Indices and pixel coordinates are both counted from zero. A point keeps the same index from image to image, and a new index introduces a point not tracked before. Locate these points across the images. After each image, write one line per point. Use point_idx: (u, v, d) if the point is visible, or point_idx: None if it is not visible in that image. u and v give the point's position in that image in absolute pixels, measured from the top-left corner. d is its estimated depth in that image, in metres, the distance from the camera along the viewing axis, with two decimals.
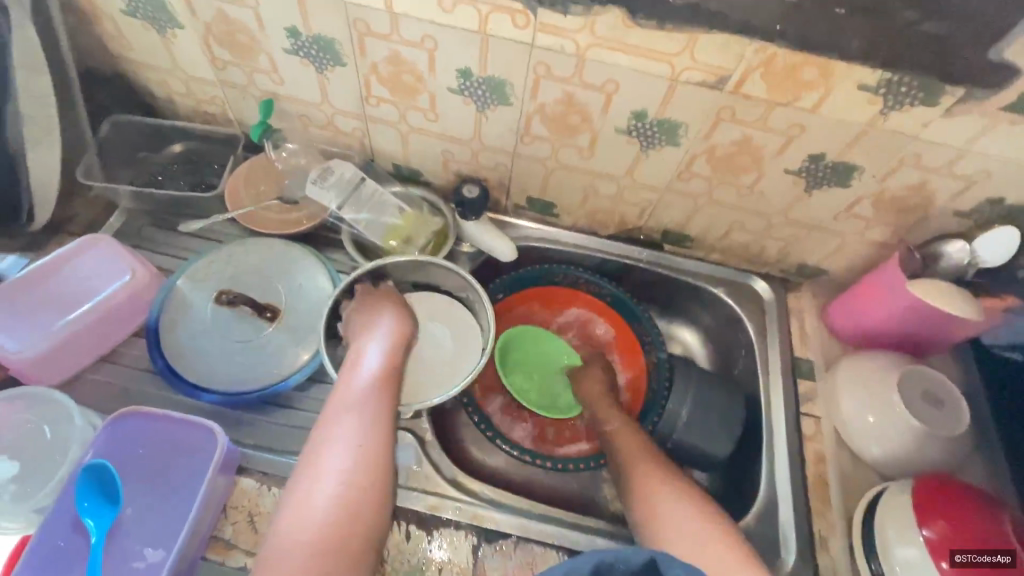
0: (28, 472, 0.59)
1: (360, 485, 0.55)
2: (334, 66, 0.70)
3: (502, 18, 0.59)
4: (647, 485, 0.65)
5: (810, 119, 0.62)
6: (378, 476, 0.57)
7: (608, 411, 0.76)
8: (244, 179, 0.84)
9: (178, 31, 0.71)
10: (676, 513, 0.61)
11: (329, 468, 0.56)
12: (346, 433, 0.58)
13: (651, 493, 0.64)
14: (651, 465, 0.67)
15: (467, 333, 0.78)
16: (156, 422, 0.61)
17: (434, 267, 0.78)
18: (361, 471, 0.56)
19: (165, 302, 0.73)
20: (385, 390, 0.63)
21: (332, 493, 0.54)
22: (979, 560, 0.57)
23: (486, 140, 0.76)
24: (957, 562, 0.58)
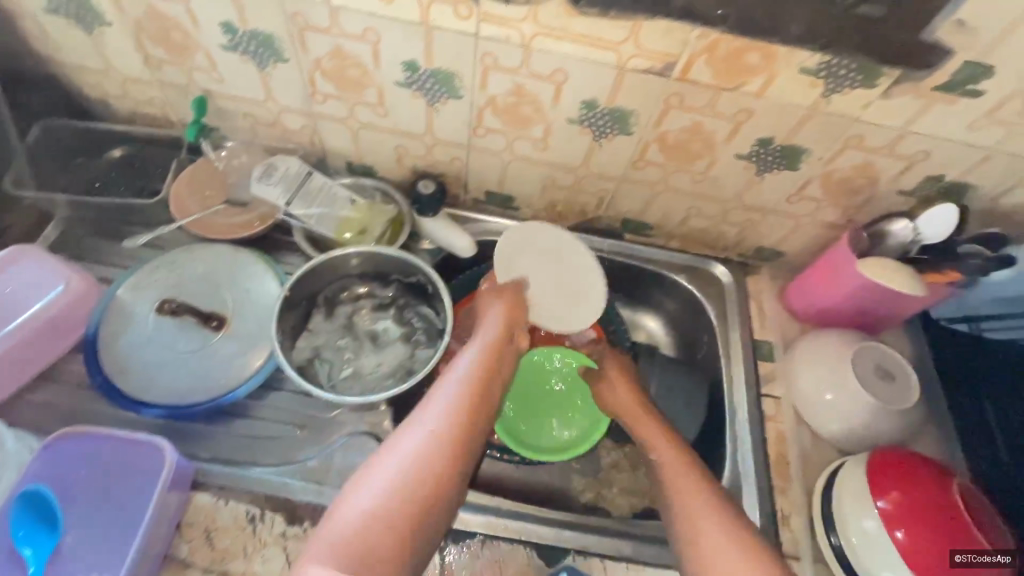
0: None
1: (429, 479, 0.54)
2: (276, 62, 0.68)
3: (444, 8, 0.58)
4: (691, 513, 0.58)
5: (756, 104, 0.62)
6: (450, 476, 0.55)
7: (659, 440, 0.66)
8: (188, 182, 0.80)
9: (106, 29, 0.67)
10: (712, 535, 0.56)
11: (395, 460, 0.54)
12: (423, 429, 0.57)
13: (695, 515, 0.58)
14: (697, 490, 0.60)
15: (555, 238, 0.75)
16: (96, 441, 0.58)
17: (381, 257, 0.76)
18: (438, 464, 0.55)
19: (104, 314, 0.70)
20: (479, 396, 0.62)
21: (392, 479, 0.53)
22: (980, 560, 0.58)
23: (439, 134, 0.74)
24: (956, 562, 0.58)
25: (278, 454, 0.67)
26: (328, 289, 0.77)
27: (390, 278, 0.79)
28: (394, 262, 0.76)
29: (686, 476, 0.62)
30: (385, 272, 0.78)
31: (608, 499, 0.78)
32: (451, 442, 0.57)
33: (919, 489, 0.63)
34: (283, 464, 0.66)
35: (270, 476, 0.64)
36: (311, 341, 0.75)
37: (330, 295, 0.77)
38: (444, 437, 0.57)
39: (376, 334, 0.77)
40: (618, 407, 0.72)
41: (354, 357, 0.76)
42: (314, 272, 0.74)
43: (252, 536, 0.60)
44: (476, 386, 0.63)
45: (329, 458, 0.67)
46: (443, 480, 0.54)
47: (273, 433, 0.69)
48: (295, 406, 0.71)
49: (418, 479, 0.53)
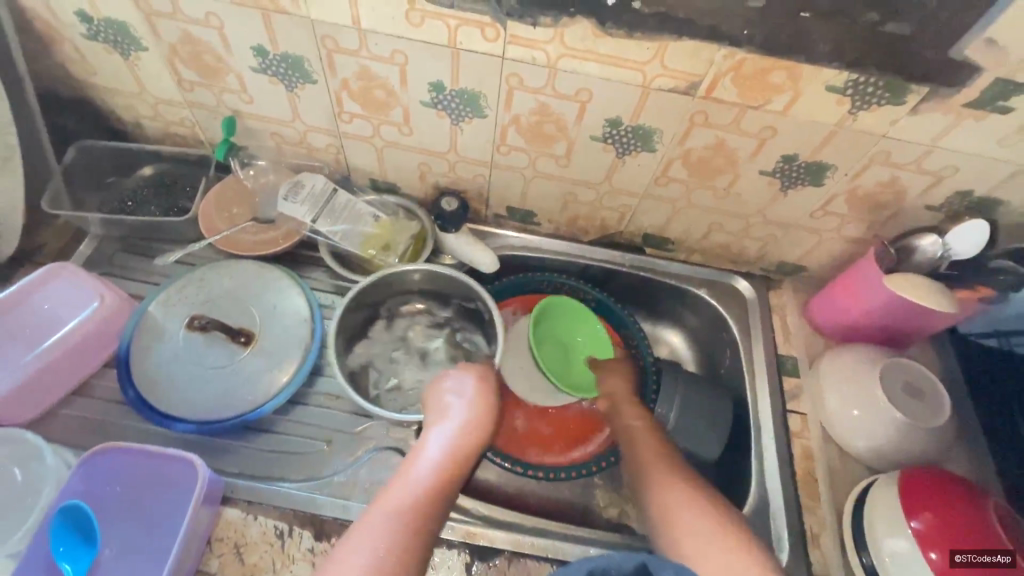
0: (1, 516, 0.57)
1: (410, 540, 0.54)
2: (304, 83, 0.70)
3: (471, 31, 0.59)
4: (664, 493, 0.64)
5: (781, 121, 0.62)
6: (429, 531, 0.56)
7: (629, 409, 0.76)
8: (216, 202, 0.82)
9: (142, 53, 0.70)
10: (678, 509, 0.61)
11: (383, 516, 0.55)
12: (411, 486, 0.59)
13: (657, 487, 0.65)
14: (663, 467, 0.67)
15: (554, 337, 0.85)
16: (136, 457, 0.59)
17: (443, 278, 0.79)
18: (418, 525, 0.56)
19: (136, 329, 0.71)
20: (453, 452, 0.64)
21: (376, 539, 0.53)
22: (979, 560, 0.57)
23: (462, 152, 0.75)
24: (957, 562, 0.58)
25: (305, 468, 0.68)
26: (390, 301, 0.81)
27: (453, 300, 0.81)
28: (455, 287, 0.79)
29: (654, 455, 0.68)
30: (446, 294, 0.80)
31: (632, 516, 0.77)
32: (432, 503, 0.58)
33: (958, 511, 0.61)
34: (310, 479, 0.66)
35: (298, 491, 0.65)
36: (368, 348, 0.79)
37: (392, 307, 0.81)
38: (424, 497, 0.58)
39: (428, 351, 0.80)
40: (614, 395, 0.78)
41: (402, 368, 0.79)
42: (375, 285, 0.77)
43: (280, 551, 0.61)
44: (463, 444, 0.64)
45: (355, 473, 0.67)
46: (424, 538, 0.55)
47: (300, 448, 0.69)
48: (321, 421, 0.71)
49: (401, 536, 0.54)
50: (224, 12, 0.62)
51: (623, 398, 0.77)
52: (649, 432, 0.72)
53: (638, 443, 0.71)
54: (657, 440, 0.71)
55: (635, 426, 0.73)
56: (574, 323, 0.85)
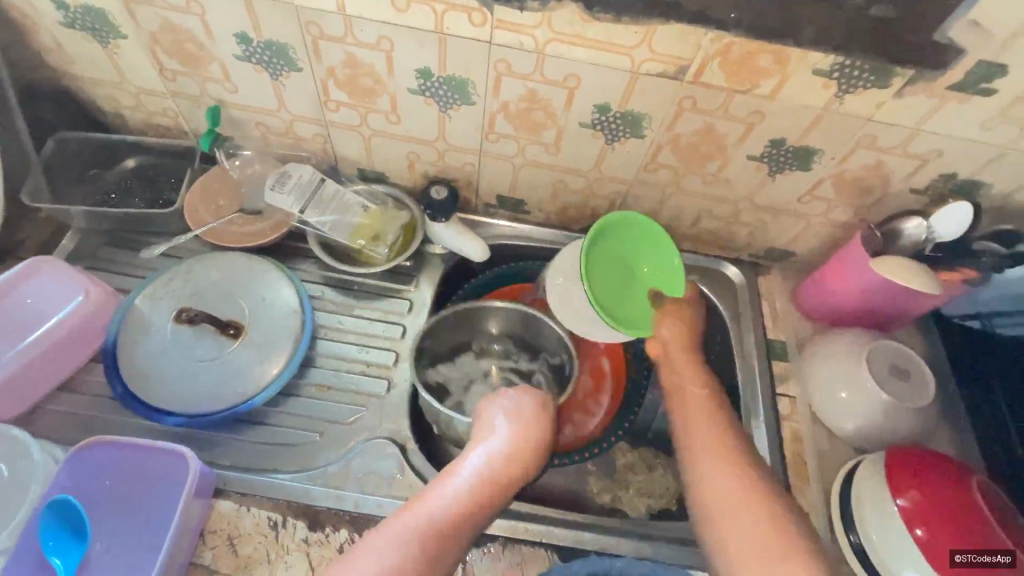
0: None
1: (427, 563, 0.53)
2: (289, 71, 0.69)
3: (458, 16, 0.58)
4: (703, 459, 0.64)
5: (768, 106, 0.63)
6: (448, 554, 0.55)
7: (686, 366, 0.74)
8: (201, 192, 0.81)
9: (121, 41, 0.68)
10: (727, 491, 0.60)
11: (409, 525, 0.55)
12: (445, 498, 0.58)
13: (707, 465, 0.63)
14: (717, 442, 0.65)
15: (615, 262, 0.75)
16: (126, 451, 0.59)
17: (538, 325, 0.81)
18: (439, 548, 0.54)
19: (123, 322, 0.70)
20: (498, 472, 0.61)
21: (395, 557, 0.52)
22: (979, 561, 0.58)
23: (451, 140, 0.75)
24: (957, 562, 0.58)
25: (298, 459, 0.67)
26: (491, 339, 0.84)
27: (541, 359, 0.83)
28: (545, 338, 0.81)
29: (711, 433, 0.66)
30: (537, 346, 0.83)
31: (625, 501, 0.78)
32: (460, 528, 0.56)
33: (950, 502, 0.62)
34: (303, 470, 0.66)
35: (292, 482, 0.64)
36: (450, 369, 0.81)
37: (490, 345, 0.84)
38: (452, 521, 0.56)
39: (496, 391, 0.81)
40: (668, 343, 0.75)
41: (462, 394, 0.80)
42: (469, 313, 0.81)
43: (275, 542, 0.61)
44: (510, 469, 0.62)
45: (349, 463, 0.67)
46: (438, 561, 0.54)
47: (293, 440, 0.69)
48: (313, 412, 0.71)
49: (422, 549, 0.54)
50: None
51: (679, 346, 0.75)
52: (710, 405, 0.70)
53: (695, 414, 0.69)
54: (717, 415, 0.68)
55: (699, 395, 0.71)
56: (646, 248, 0.77)
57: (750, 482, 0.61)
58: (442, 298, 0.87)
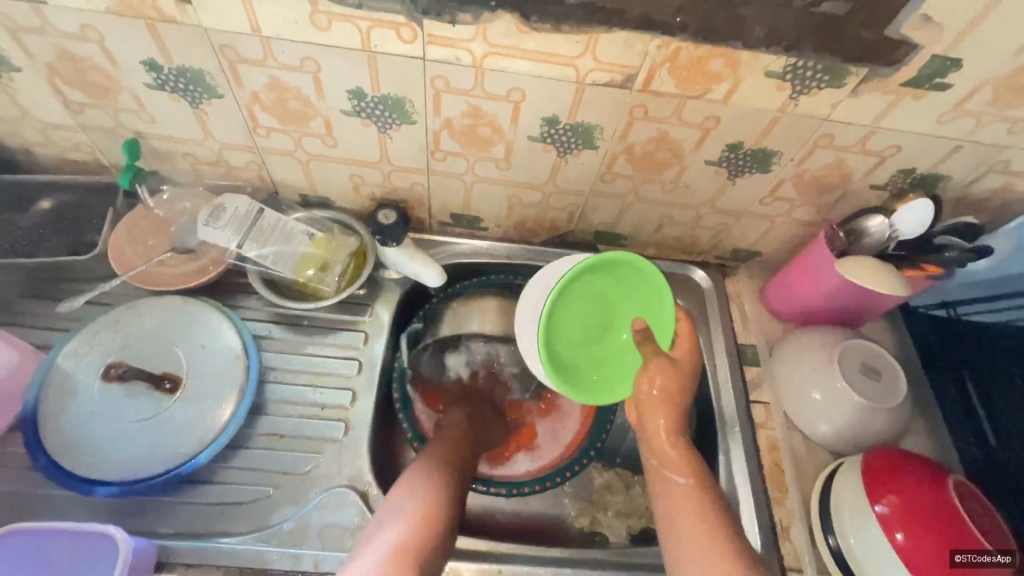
0: None
1: (436, 503, 0.56)
2: (210, 98, 0.63)
3: (386, 32, 0.54)
4: (677, 522, 0.59)
5: (723, 110, 0.60)
6: (453, 492, 0.60)
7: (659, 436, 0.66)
8: (127, 233, 0.74)
9: (16, 74, 0.62)
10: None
11: (407, 494, 0.57)
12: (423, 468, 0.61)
13: (681, 532, 0.58)
14: (709, 542, 0.56)
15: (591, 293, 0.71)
16: (45, 539, 0.53)
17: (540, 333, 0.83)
18: (443, 486, 0.59)
19: (42, 387, 0.64)
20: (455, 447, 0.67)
21: (414, 500, 0.56)
22: (980, 560, 0.57)
23: (395, 160, 0.70)
24: (957, 562, 0.57)
25: (250, 518, 0.63)
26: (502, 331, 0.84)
27: None
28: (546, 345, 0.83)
29: (692, 519, 0.58)
30: None
31: (604, 524, 0.76)
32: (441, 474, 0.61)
33: (938, 520, 0.59)
34: (256, 530, 0.61)
35: (242, 546, 0.60)
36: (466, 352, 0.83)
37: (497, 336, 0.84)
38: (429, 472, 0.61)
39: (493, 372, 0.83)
40: (639, 400, 0.68)
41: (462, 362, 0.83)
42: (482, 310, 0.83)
43: None
44: (449, 438, 0.68)
45: (306, 517, 0.63)
46: (445, 510, 0.56)
47: (244, 497, 0.64)
48: (266, 463, 0.66)
49: (428, 504, 0.56)
50: (103, 25, 0.55)
51: (666, 435, 0.65)
52: (695, 499, 0.60)
53: (676, 499, 0.61)
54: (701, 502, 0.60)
55: (687, 484, 0.61)
56: (636, 286, 0.72)
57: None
58: (401, 324, 0.82)
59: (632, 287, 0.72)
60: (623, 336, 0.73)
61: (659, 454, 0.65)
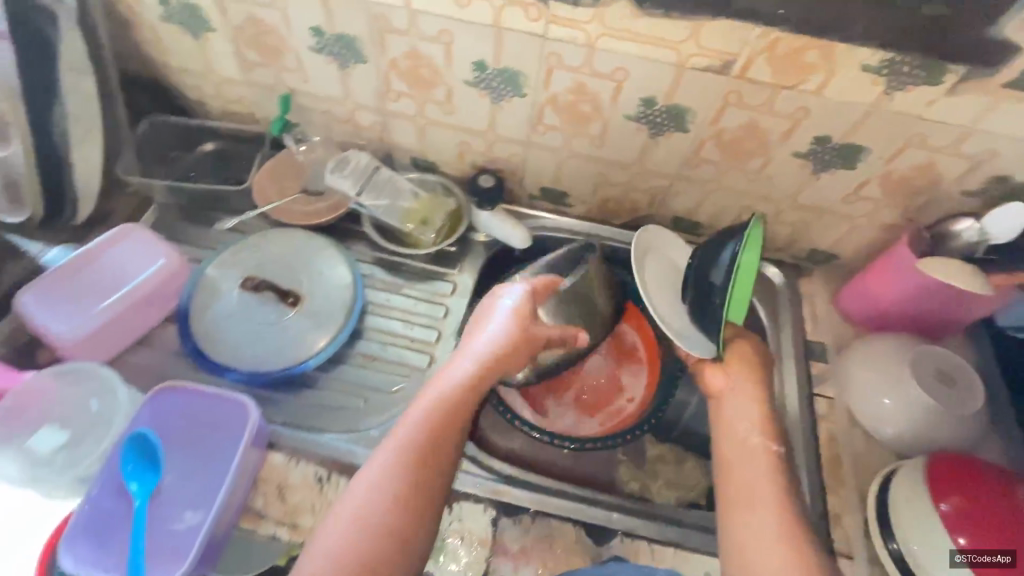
0: (78, 441, 0.60)
1: (382, 517, 0.55)
2: (356, 63, 0.74)
3: (515, 11, 0.63)
4: (750, 498, 0.62)
5: (815, 102, 0.64)
6: (413, 496, 0.57)
7: (751, 412, 0.69)
8: (270, 173, 0.87)
9: (211, 34, 0.76)
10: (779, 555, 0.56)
11: (360, 498, 0.56)
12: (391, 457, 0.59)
13: (748, 506, 0.61)
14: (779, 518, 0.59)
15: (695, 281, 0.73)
16: (194, 398, 0.62)
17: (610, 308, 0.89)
18: (396, 494, 0.56)
19: (195, 288, 0.77)
20: (445, 419, 0.62)
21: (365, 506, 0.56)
22: (979, 560, 0.57)
23: (501, 131, 0.79)
24: (956, 562, 0.58)
25: (343, 422, 0.72)
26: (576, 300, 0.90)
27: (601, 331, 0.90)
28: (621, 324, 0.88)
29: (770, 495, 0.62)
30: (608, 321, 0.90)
31: (653, 491, 0.77)
32: (401, 494, 0.57)
33: (999, 522, 0.59)
34: (349, 432, 0.71)
35: (337, 442, 0.69)
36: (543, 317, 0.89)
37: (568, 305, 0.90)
38: (387, 491, 0.57)
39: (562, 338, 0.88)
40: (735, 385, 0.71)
41: None
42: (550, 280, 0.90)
43: (320, 495, 0.64)
44: (438, 408, 0.62)
45: (391, 428, 0.71)
46: (392, 525, 0.55)
47: (341, 404, 0.74)
48: (360, 379, 0.76)
49: (375, 518, 0.55)
50: None
51: (752, 400, 0.70)
52: (777, 465, 0.65)
53: (750, 471, 0.64)
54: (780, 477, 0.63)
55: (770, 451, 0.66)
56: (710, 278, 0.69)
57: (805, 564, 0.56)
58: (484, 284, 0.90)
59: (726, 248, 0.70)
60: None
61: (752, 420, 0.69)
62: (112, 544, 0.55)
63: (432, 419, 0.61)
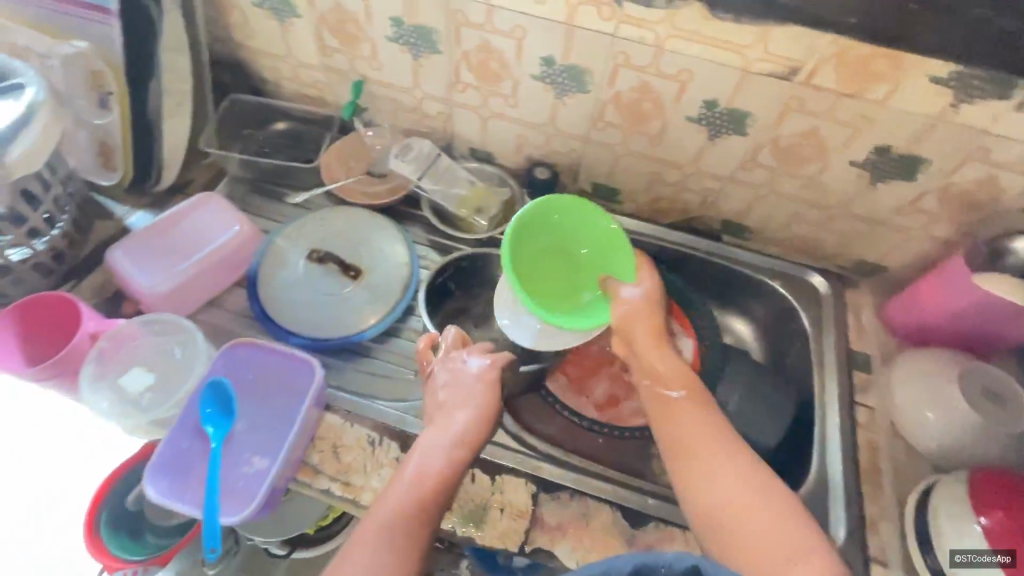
0: (163, 385, 0.67)
1: None
2: (429, 53, 0.79)
3: (589, 9, 0.66)
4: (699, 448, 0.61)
5: (878, 111, 0.65)
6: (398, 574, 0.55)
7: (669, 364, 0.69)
8: (338, 154, 0.92)
9: (296, 20, 0.81)
10: (743, 501, 0.57)
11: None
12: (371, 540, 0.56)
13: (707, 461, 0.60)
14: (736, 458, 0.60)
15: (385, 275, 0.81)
16: (268, 354, 0.68)
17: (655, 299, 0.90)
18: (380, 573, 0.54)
19: (264, 255, 0.82)
20: (423, 496, 0.60)
21: None
22: (976, 560, 0.61)
23: (560, 126, 0.82)
24: (957, 562, 0.62)
25: (394, 391, 0.76)
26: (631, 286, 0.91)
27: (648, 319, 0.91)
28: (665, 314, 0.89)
29: (708, 434, 0.62)
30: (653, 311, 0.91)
31: None
32: None
33: None
34: (400, 400, 0.74)
35: (389, 409, 0.73)
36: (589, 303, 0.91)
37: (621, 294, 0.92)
38: None
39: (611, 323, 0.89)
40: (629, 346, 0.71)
41: None
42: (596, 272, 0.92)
43: (371, 455, 0.68)
44: (415, 486, 0.60)
45: None
46: None
47: (393, 374, 0.78)
48: (411, 352, 0.80)
49: None
50: None
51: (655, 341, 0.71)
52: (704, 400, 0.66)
53: (690, 413, 0.64)
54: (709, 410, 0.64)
55: (678, 399, 0.66)
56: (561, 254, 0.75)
57: (771, 505, 0.56)
58: None
59: (591, 230, 0.76)
60: (583, 253, 0.78)
61: (653, 374, 0.69)
62: (189, 479, 0.61)
63: (410, 496, 0.59)
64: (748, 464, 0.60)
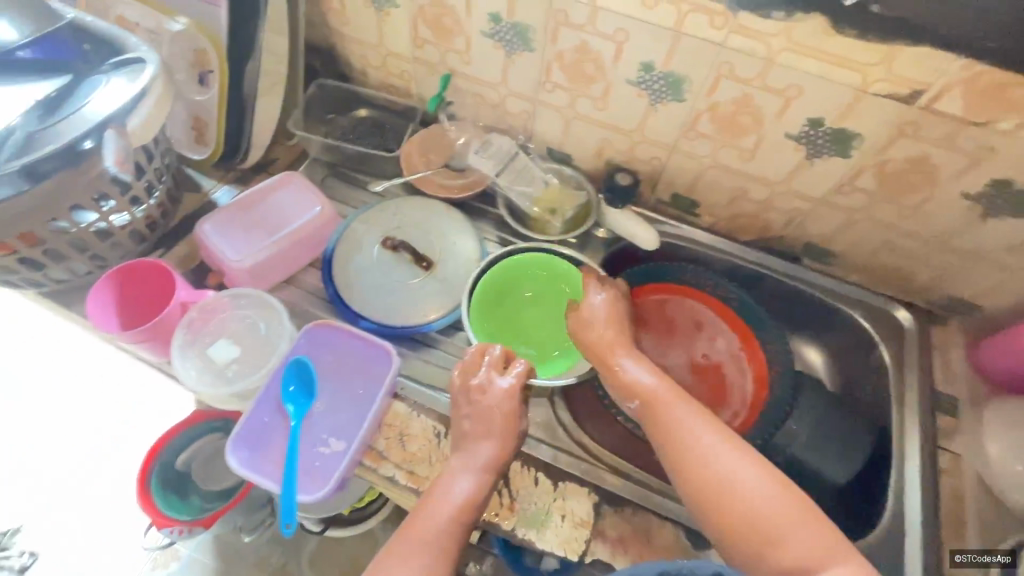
0: (249, 359, 0.71)
1: None
2: (523, 51, 0.78)
3: (700, 17, 0.64)
4: (678, 448, 0.59)
5: (1004, 143, 0.61)
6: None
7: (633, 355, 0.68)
8: (418, 145, 0.93)
9: (392, 10, 0.82)
10: (730, 477, 0.56)
11: None
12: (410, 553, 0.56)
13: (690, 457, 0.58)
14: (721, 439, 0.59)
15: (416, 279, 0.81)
16: (345, 336, 0.71)
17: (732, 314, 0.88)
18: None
19: (341, 238, 0.84)
20: (458, 511, 0.59)
21: None
22: (977, 559, 0.67)
23: (648, 133, 0.80)
24: (957, 560, 0.68)
25: None
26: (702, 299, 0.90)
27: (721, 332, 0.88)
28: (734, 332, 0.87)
29: (684, 429, 0.60)
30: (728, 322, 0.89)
31: None
32: None
33: None
34: None
35: None
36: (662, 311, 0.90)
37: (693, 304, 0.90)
38: None
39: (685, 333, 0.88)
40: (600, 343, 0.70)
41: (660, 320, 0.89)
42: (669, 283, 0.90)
43: (436, 448, 0.66)
44: (451, 502, 0.59)
45: None
46: None
47: None
48: None
49: None
50: None
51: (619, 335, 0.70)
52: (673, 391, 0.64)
53: (665, 409, 0.63)
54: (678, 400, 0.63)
55: (638, 408, 0.65)
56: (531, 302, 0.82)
57: (767, 484, 0.55)
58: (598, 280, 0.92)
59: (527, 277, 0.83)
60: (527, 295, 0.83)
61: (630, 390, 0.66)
62: (269, 452, 0.65)
63: (446, 512, 0.59)
64: (737, 446, 0.59)
